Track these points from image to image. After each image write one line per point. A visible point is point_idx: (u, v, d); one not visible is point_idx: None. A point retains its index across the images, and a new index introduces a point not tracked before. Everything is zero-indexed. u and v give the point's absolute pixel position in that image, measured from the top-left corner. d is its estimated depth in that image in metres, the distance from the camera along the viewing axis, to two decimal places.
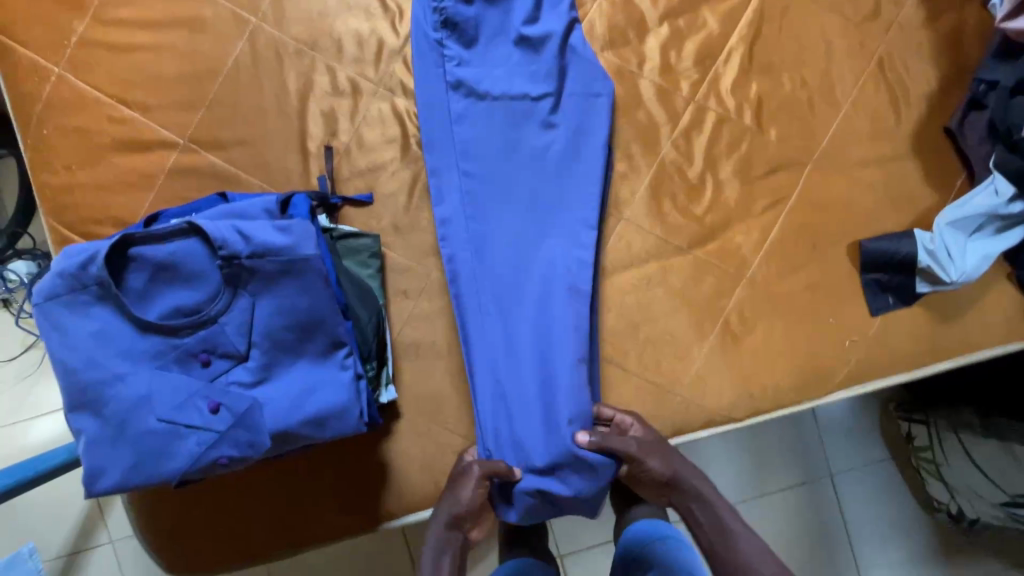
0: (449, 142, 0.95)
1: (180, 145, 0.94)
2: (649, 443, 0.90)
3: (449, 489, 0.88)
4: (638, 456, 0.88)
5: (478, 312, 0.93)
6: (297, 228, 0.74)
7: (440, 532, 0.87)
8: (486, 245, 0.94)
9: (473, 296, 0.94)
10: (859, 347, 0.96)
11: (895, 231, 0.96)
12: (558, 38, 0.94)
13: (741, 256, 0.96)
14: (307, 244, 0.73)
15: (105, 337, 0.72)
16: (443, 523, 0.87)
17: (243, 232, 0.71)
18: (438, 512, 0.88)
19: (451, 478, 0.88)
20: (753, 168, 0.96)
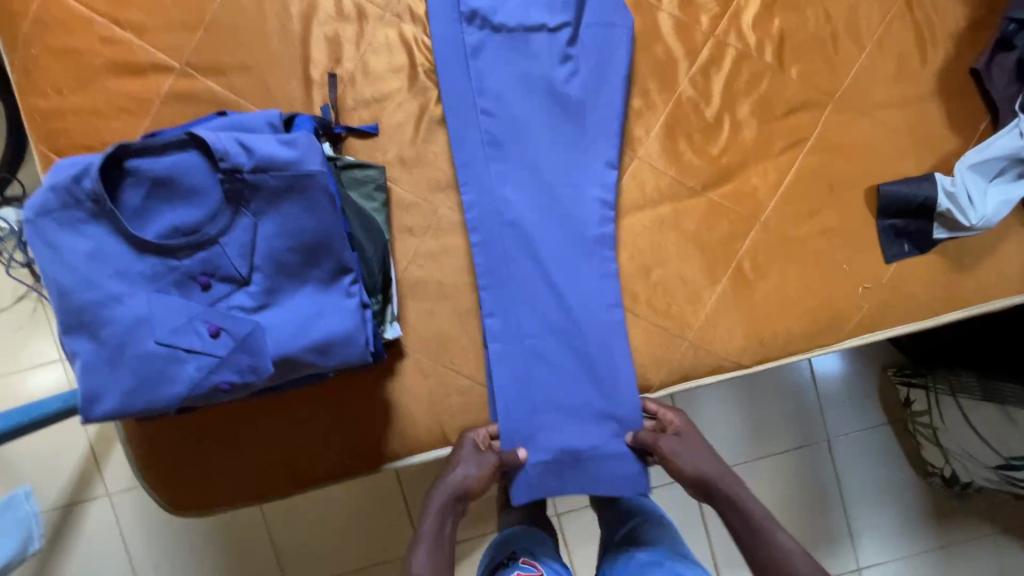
0: (461, 77, 0.91)
1: (177, 69, 0.90)
2: (690, 445, 0.90)
3: (461, 461, 0.87)
4: (665, 453, 0.88)
5: (501, 257, 0.92)
6: (302, 142, 0.71)
7: (445, 509, 0.87)
8: (501, 187, 0.92)
9: (493, 242, 0.92)
10: (873, 295, 0.94)
11: (914, 175, 0.93)
12: None
13: (756, 198, 0.94)
14: (312, 159, 0.70)
15: (101, 256, 0.69)
16: (449, 498, 0.87)
17: (244, 144, 0.68)
18: (443, 487, 0.87)
19: (460, 454, 0.88)
20: (772, 108, 0.93)
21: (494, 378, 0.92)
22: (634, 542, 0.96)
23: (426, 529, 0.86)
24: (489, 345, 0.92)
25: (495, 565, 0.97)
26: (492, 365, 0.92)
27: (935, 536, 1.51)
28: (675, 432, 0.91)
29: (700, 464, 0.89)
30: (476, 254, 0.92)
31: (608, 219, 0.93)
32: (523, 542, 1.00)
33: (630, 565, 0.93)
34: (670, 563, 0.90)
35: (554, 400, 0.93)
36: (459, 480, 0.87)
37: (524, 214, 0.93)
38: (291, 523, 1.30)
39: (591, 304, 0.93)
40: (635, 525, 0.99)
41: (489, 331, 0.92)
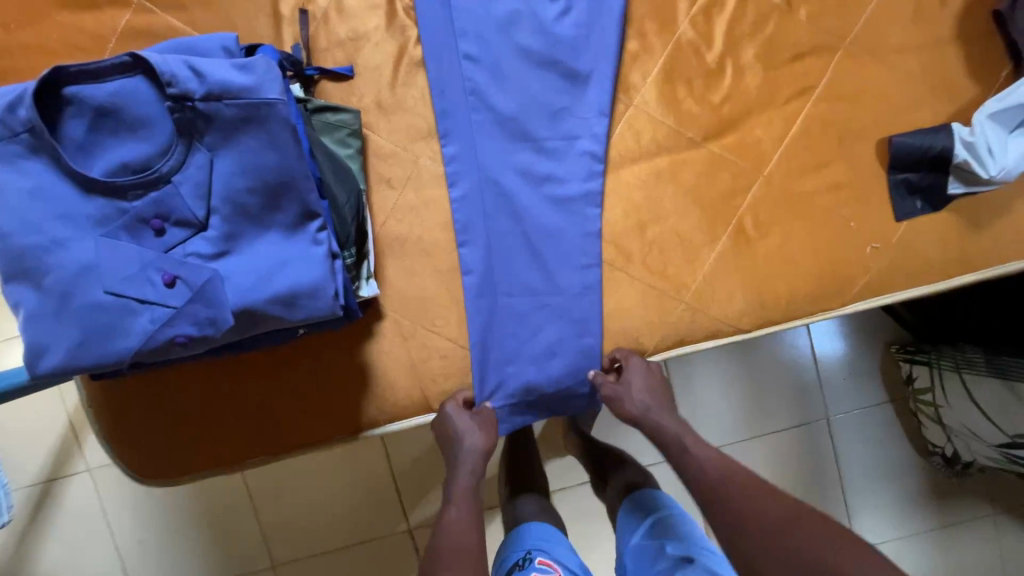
0: (444, 17, 0.84)
1: (134, 3, 0.83)
2: (641, 394, 0.86)
3: (467, 428, 0.84)
4: (608, 396, 0.86)
5: (485, 215, 0.86)
6: (261, 69, 0.64)
7: (473, 473, 0.84)
8: (486, 135, 0.85)
9: (474, 198, 0.86)
10: (881, 256, 0.89)
11: (929, 125, 0.87)
12: None
13: (760, 150, 0.88)
14: (271, 87, 0.63)
15: (42, 194, 0.63)
16: (473, 463, 0.84)
17: (195, 69, 0.62)
18: (463, 452, 0.84)
19: (461, 423, 0.84)
20: (778, 53, 0.87)
21: (475, 342, 0.86)
22: (658, 541, 0.89)
23: (457, 487, 0.84)
24: (469, 304, 0.86)
25: (510, 568, 0.89)
26: (469, 325, 0.86)
27: (936, 515, 1.47)
28: (623, 382, 0.86)
29: (646, 408, 0.86)
30: (456, 210, 0.86)
31: (600, 171, 0.87)
32: (537, 541, 0.92)
33: (657, 565, 0.86)
34: (703, 561, 0.83)
35: (542, 363, 0.88)
36: (477, 445, 0.83)
37: (512, 163, 0.86)
38: (276, 501, 1.25)
39: (582, 263, 0.87)
40: (658, 520, 0.92)
41: (469, 292, 0.86)
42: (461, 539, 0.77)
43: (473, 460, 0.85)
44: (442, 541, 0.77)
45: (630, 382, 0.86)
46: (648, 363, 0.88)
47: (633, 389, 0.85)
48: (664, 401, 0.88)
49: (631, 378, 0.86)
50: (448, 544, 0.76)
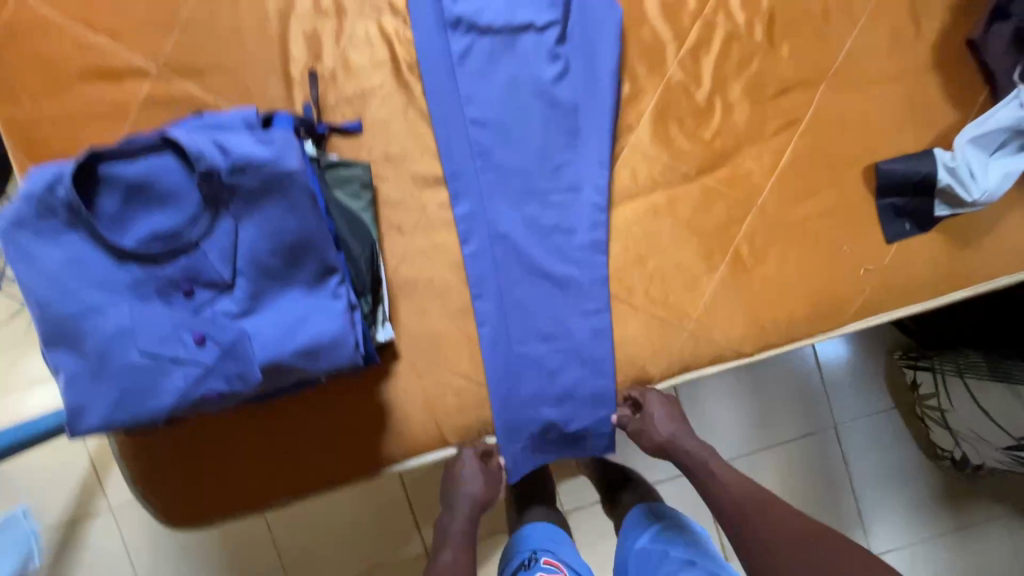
0: (448, 79, 0.88)
1: (153, 72, 0.88)
2: (666, 426, 0.95)
3: (468, 477, 0.91)
4: (638, 431, 0.94)
5: (497, 267, 0.90)
6: (280, 141, 0.68)
7: (467, 521, 0.93)
8: (496, 194, 0.90)
9: (485, 252, 0.90)
10: (874, 278, 0.92)
11: (912, 151, 0.91)
12: None
13: (752, 182, 0.92)
14: (291, 157, 0.67)
15: (79, 265, 0.67)
16: (469, 509, 0.93)
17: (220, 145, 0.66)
18: (460, 503, 0.93)
19: (466, 472, 0.91)
20: (765, 88, 0.91)
21: (493, 387, 0.90)
22: (665, 546, 0.95)
23: (453, 534, 0.93)
24: (486, 353, 0.90)
25: (517, 566, 0.97)
26: (487, 370, 0.90)
27: (949, 520, 1.48)
28: (646, 418, 0.93)
29: (670, 434, 0.95)
30: (469, 267, 0.90)
31: (599, 210, 0.91)
32: (542, 542, 0.99)
33: (664, 566, 0.91)
34: (704, 564, 0.90)
35: (554, 397, 0.92)
36: (475, 493, 0.91)
37: (520, 217, 0.91)
38: (295, 532, 1.28)
39: (589, 308, 0.91)
40: (665, 530, 0.97)
41: (485, 342, 0.90)
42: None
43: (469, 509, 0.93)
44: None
45: (653, 415, 0.94)
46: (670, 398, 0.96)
47: (659, 422, 0.94)
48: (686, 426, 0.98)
49: (652, 410, 0.94)
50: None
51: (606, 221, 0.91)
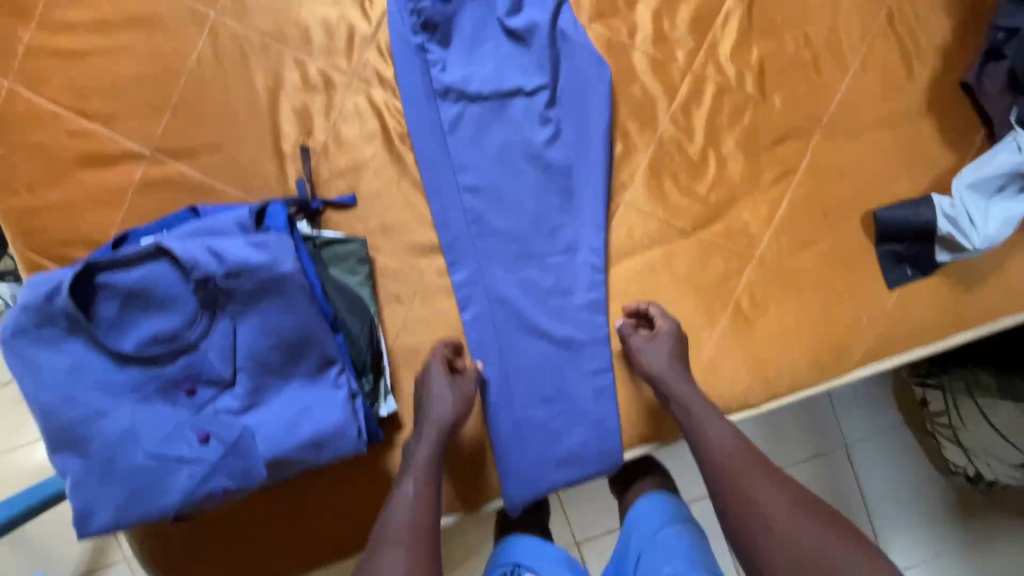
0: (440, 150, 0.88)
1: (147, 156, 0.88)
2: (674, 354, 0.86)
3: (440, 396, 0.83)
4: (636, 351, 0.87)
5: (496, 331, 0.90)
6: (274, 243, 0.68)
7: (434, 445, 0.80)
8: (493, 258, 0.90)
9: (485, 317, 0.90)
10: (876, 323, 0.92)
11: (910, 197, 0.90)
12: (545, 26, 0.86)
13: (749, 234, 0.91)
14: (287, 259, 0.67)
15: (82, 370, 0.67)
16: (436, 434, 0.81)
17: (214, 251, 0.66)
18: (428, 423, 0.82)
19: (436, 387, 0.83)
20: (758, 140, 0.91)
21: (498, 451, 0.90)
22: (666, 551, 0.83)
23: (415, 461, 0.79)
24: (490, 418, 0.90)
25: None
26: (492, 434, 0.90)
27: (967, 539, 1.46)
28: (655, 336, 0.87)
29: (667, 368, 0.85)
30: (469, 333, 0.90)
31: (597, 271, 0.91)
32: (530, 557, 0.91)
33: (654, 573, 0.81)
34: None
35: (560, 457, 0.92)
36: (445, 414, 0.82)
37: (518, 281, 0.91)
38: None
39: (592, 369, 0.91)
40: (677, 533, 0.85)
41: (488, 407, 0.90)
42: (411, 536, 0.71)
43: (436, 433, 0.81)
44: (390, 537, 0.71)
45: (656, 340, 0.86)
46: (682, 333, 0.88)
47: (670, 345, 0.86)
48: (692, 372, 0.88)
49: (661, 339, 0.86)
50: (396, 542, 0.70)
51: (603, 282, 0.91)
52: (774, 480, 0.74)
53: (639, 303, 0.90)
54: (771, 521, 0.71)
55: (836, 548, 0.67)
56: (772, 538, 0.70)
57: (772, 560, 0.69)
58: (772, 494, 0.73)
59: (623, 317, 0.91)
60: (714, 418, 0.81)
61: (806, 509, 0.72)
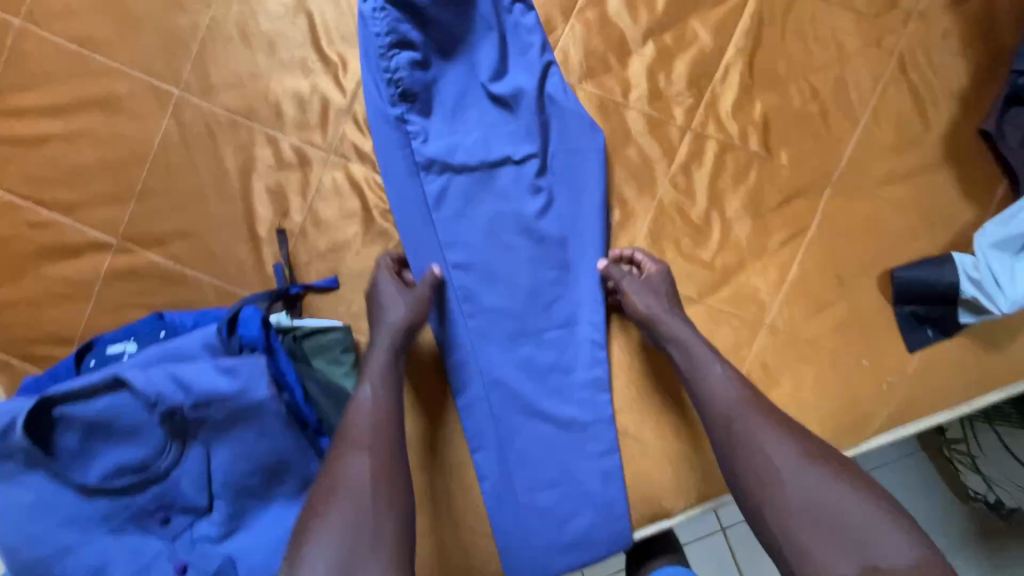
0: (426, 227, 0.82)
1: (114, 245, 0.83)
2: (663, 296, 0.79)
3: (393, 301, 0.76)
4: (625, 289, 0.80)
5: (493, 413, 0.85)
6: (244, 367, 0.63)
7: (392, 349, 0.73)
8: (486, 339, 0.85)
9: (481, 401, 0.85)
10: (897, 389, 0.86)
11: (930, 255, 0.85)
12: (532, 92, 0.81)
13: (758, 299, 0.86)
14: (258, 385, 0.63)
15: (44, 506, 0.61)
16: (391, 337, 0.74)
17: (179, 381, 0.61)
18: (383, 328, 0.75)
19: (388, 295, 0.77)
20: (765, 200, 0.85)
21: (501, 541, 0.85)
22: None
23: (372, 363, 0.71)
24: (490, 506, 0.85)
25: None
26: (493, 520, 0.85)
27: None
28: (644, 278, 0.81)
29: (657, 310, 0.78)
30: (465, 418, 0.86)
31: (598, 347, 0.86)
32: None
33: None
34: None
35: (567, 544, 0.86)
36: (399, 318, 0.75)
37: (514, 360, 0.85)
38: None
39: (597, 451, 0.86)
40: None
41: (488, 495, 0.85)
42: (377, 441, 0.64)
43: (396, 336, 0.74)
44: (352, 442, 0.64)
45: (646, 279, 0.80)
46: (670, 274, 0.82)
47: (656, 285, 0.80)
48: (684, 311, 0.81)
49: (652, 280, 0.80)
50: (356, 446, 0.64)
51: (605, 357, 0.86)
52: (776, 421, 0.66)
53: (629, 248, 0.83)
54: (768, 455, 0.63)
55: (841, 497, 0.59)
56: (784, 502, 0.60)
57: (779, 510, 0.60)
58: (768, 420, 0.66)
59: (606, 262, 0.84)
60: (709, 359, 0.73)
61: (815, 457, 0.63)
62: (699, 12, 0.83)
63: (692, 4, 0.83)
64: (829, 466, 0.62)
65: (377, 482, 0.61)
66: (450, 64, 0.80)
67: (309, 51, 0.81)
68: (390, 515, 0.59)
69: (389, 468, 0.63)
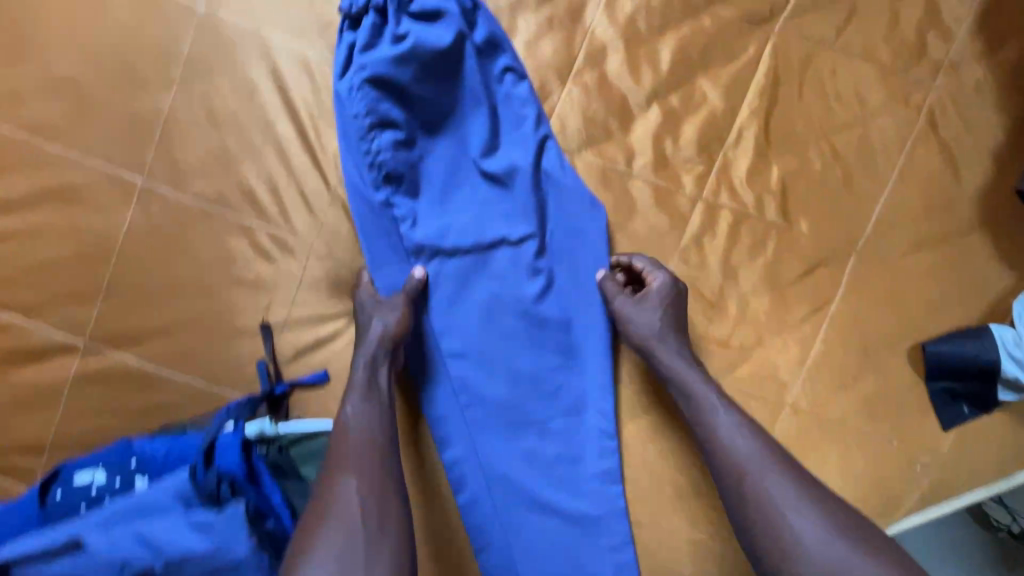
0: (420, 316, 0.77)
1: (81, 347, 0.77)
2: (666, 316, 0.73)
3: (373, 313, 0.73)
4: (620, 310, 0.74)
5: (497, 507, 0.80)
6: (221, 524, 0.62)
7: (372, 366, 0.70)
8: (486, 431, 0.79)
9: (483, 497, 0.80)
10: (931, 470, 0.80)
11: (965, 326, 0.78)
12: (528, 170, 0.74)
13: (778, 379, 0.79)
14: (236, 540, 0.62)
15: None
16: (371, 354, 0.71)
17: (150, 541, 0.61)
18: (367, 344, 0.71)
19: (369, 308, 0.73)
20: (783, 273, 0.78)
21: None
22: None
23: (356, 379, 0.70)
24: None
25: None
26: None
27: None
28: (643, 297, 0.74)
29: (655, 336, 0.72)
30: (467, 516, 0.80)
31: (607, 437, 0.80)
32: None
33: None
34: None
35: None
36: (379, 332, 0.71)
37: (518, 452, 0.79)
38: None
39: (609, 546, 0.79)
40: None
41: None
42: (367, 463, 0.63)
43: (381, 350, 0.72)
44: (342, 461, 0.63)
45: (644, 300, 0.73)
46: (677, 285, 0.74)
47: (658, 302, 0.73)
48: (687, 335, 0.75)
49: (650, 300, 0.73)
50: (347, 466, 0.63)
51: (615, 448, 0.80)
52: (791, 475, 0.60)
53: (624, 258, 0.76)
54: (766, 494, 0.60)
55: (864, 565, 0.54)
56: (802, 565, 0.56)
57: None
58: (766, 455, 0.63)
59: (605, 271, 0.76)
60: (713, 399, 0.68)
61: (828, 516, 0.58)
62: (707, 70, 0.76)
63: (701, 62, 0.76)
64: (831, 520, 0.58)
65: (368, 505, 0.60)
66: (437, 139, 0.73)
67: (283, 131, 0.75)
68: (387, 537, 0.59)
69: (382, 487, 0.62)
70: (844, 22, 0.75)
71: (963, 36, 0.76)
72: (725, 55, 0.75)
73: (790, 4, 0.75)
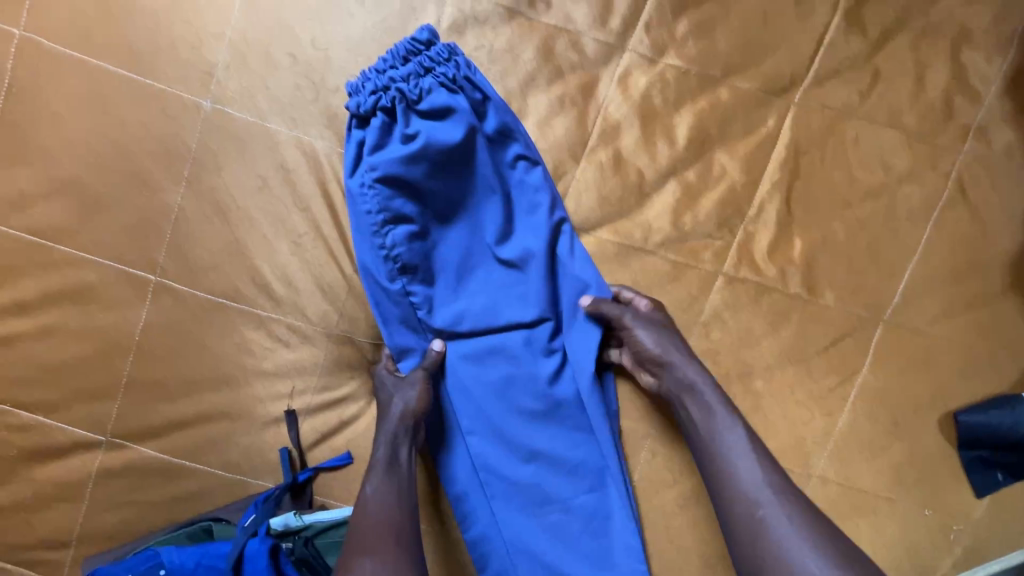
0: (438, 397, 0.76)
1: (103, 443, 0.77)
2: (666, 334, 0.70)
3: (392, 390, 0.72)
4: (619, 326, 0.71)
5: None
6: None
7: (392, 445, 0.70)
8: (508, 509, 0.78)
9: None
10: (965, 537, 0.78)
11: (997, 392, 0.76)
12: (543, 256, 0.72)
13: (806, 451, 0.78)
14: None
15: None
16: (389, 431, 0.70)
17: None
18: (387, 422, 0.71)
19: (389, 386, 0.73)
20: (808, 344, 0.76)
21: None
22: None
23: (377, 459, 0.69)
24: None
25: None
26: None
27: None
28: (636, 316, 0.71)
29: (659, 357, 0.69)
30: None
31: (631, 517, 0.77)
32: None
33: None
34: None
35: None
36: (397, 410, 0.71)
37: (540, 530, 0.78)
38: None
39: None
40: None
41: None
42: (384, 545, 0.63)
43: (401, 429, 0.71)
44: (359, 547, 0.63)
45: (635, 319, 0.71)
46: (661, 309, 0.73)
47: (653, 320, 0.70)
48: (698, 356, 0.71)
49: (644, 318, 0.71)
50: (364, 550, 0.62)
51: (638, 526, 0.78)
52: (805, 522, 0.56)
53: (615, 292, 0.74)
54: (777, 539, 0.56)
55: None
56: None
57: None
58: (779, 498, 0.58)
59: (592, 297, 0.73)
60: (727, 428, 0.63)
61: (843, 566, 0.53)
62: (725, 144, 0.74)
63: (718, 135, 0.74)
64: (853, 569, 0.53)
65: None
66: (449, 227, 0.72)
67: (295, 222, 0.74)
68: None
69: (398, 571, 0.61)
70: (867, 88, 0.73)
71: (993, 98, 0.73)
72: (744, 127, 0.74)
73: (810, 74, 0.73)
